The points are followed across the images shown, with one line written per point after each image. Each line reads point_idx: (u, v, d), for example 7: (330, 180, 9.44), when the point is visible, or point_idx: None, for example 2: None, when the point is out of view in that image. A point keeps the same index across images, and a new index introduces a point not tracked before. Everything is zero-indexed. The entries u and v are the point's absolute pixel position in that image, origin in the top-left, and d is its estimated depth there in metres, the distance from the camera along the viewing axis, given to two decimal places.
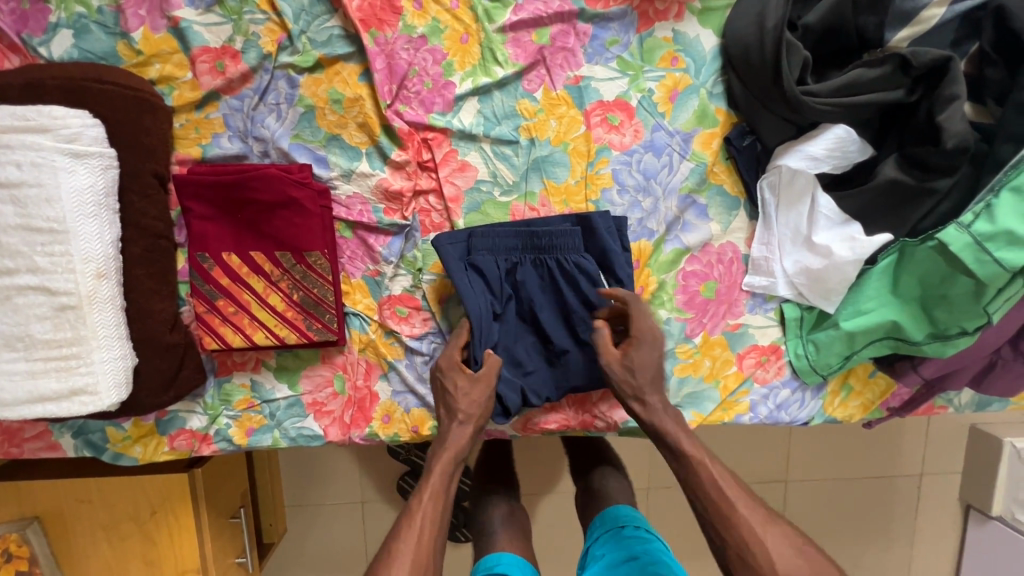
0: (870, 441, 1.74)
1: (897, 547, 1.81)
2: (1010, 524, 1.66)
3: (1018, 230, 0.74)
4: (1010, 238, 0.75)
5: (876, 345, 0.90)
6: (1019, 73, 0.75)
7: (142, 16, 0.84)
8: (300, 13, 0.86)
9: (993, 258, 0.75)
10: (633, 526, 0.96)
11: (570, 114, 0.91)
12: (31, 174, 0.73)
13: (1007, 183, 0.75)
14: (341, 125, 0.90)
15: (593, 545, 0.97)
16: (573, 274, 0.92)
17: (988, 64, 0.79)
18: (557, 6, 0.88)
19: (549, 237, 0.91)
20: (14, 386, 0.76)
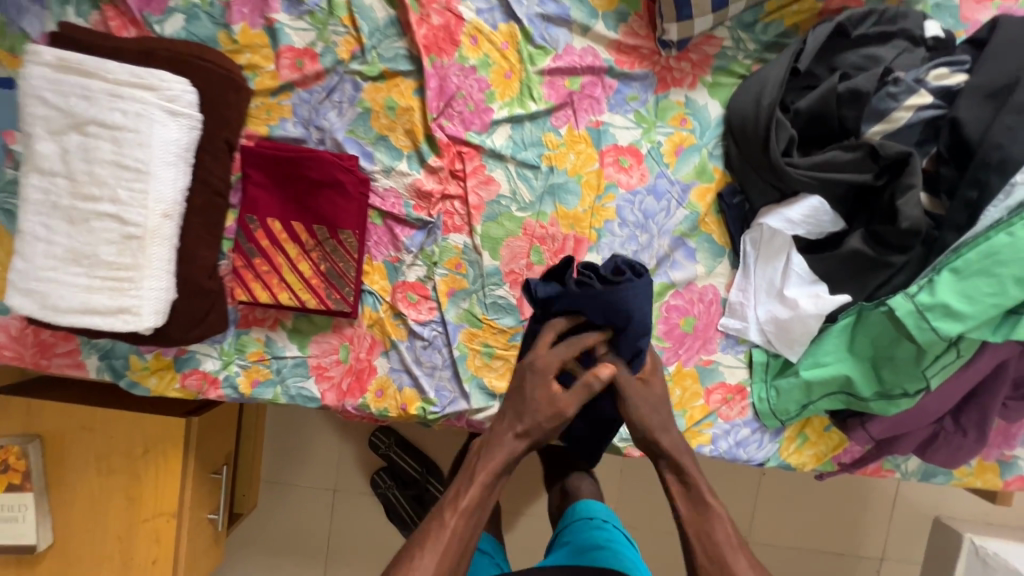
0: (832, 512, 1.77)
1: None
2: None
3: (954, 305, 0.84)
4: (946, 310, 0.85)
5: (832, 398, 1.00)
6: (966, 172, 0.88)
7: (244, 14, 1.01)
8: (375, 31, 1.01)
9: (931, 326, 0.86)
10: (612, 524, 1.02)
11: (588, 151, 1.05)
12: (132, 121, 0.83)
13: (948, 264, 0.86)
14: (390, 128, 1.04)
15: (567, 530, 1.02)
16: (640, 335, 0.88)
17: (942, 163, 0.92)
18: (590, 61, 1.02)
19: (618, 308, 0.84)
20: (72, 296, 0.86)
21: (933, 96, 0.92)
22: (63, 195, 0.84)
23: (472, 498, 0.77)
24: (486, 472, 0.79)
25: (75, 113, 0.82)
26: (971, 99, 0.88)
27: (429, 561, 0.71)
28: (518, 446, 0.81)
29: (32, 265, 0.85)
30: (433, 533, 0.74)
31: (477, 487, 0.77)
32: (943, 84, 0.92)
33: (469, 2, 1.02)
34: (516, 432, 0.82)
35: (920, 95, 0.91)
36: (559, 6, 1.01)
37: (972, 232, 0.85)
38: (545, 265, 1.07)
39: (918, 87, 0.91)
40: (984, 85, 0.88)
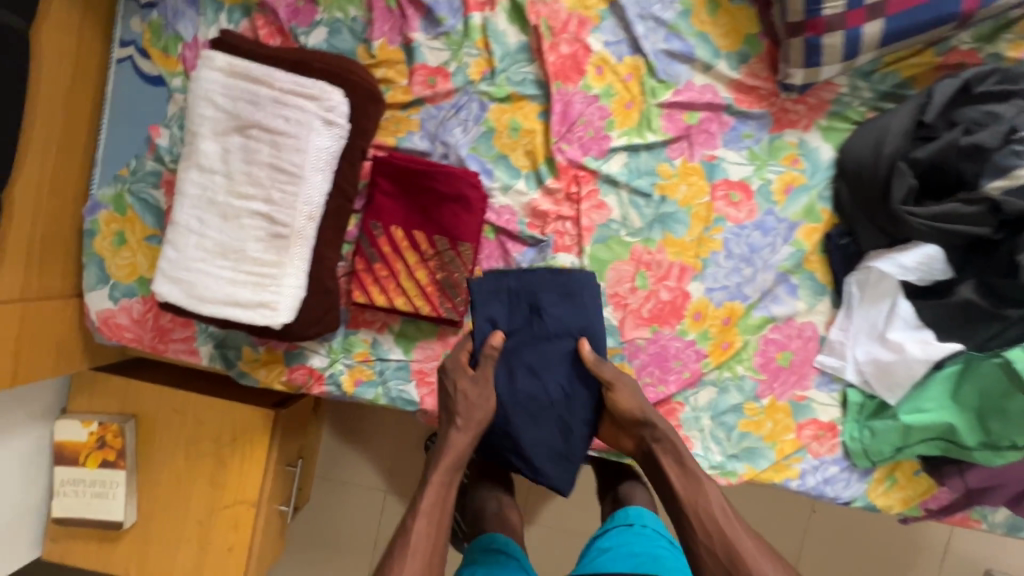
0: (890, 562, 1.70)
1: None
2: None
3: None
4: None
5: (933, 445, 1.01)
6: None
7: (384, 31, 1.06)
8: (506, 56, 1.06)
9: None
10: (653, 527, 1.05)
11: (700, 184, 1.08)
12: (293, 128, 0.88)
13: None
14: (511, 148, 1.08)
15: (605, 534, 1.04)
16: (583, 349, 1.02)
17: None
18: (710, 98, 1.06)
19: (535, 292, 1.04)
20: (217, 287, 0.90)
21: None
22: (221, 192, 0.89)
23: (437, 491, 0.93)
24: (442, 469, 0.94)
25: (242, 116, 0.87)
26: None
27: (413, 553, 0.86)
28: (463, 437, 0.97)
29: (184, 256, 0.90)
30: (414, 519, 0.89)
31: (435, 486, 0.93)
32: None
33: (598, 34, 1.06)
34: (456, 426, 0.97)
35: None
36: (684, 44, 1.05)
37: None
38: (648, 289, 1.10)
39: None
40: None
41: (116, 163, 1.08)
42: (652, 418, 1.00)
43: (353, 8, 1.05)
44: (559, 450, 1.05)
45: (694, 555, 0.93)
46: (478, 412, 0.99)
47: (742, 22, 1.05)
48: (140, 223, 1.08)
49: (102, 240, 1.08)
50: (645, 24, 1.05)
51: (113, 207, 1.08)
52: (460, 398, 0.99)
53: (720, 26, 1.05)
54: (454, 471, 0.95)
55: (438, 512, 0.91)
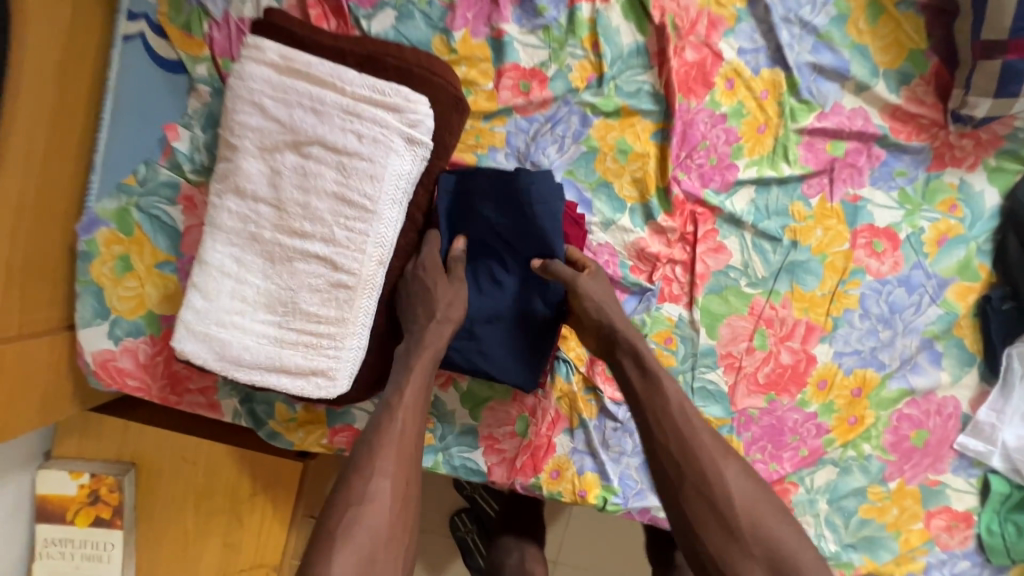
0: None
1: None
2: None
3: None
4: None
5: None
6: None
7: (467, 19, 0.84)
8: (617, 60, 0.85)
9: None
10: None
11: (839, 228, 0.90)
12: (368, 148, 0.67)
13: None
14: (617, 174, 0.88)
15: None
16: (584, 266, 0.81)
17: None
18: (861, 125, 0.87)
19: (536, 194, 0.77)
20: (259, 348, 0.70)
21: None
22: (267, 227, 0.68)
23: (405, 418, 0.67)
24: (413, 388, 0.69)
25: (300, 129, 0.66)
26: None
27: (371, 502, 0.61)
28: (442, 336, 0.74)
29: (215, 306, 0.69)
30: (386, 439, 0.65)
31: (399, 410, 0.67)
32: None
33: (731, 39, 0.86)
34: (433, 320, 0.74)
35: None
36: (836, 58, 0.86)
37: None
38: (767, 351, 0.92)
39: None
40: None
41: (120, 169, 0.86)
42: (660, 377, 0.72)
43: None
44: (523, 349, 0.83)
45: (680, 504, 0.66)
46: (419, 305, 0.76)
47: (909, 34, 0.86)
48: (150, 245, 0.87)
49: (101, 265, 0.86)
50: (790, 31, 0.86)
51: (117, 224, 0.86)
52: (428, 292, 0.76)
53: (881, 38, 0.86)
54: (421, 387, 0.70)
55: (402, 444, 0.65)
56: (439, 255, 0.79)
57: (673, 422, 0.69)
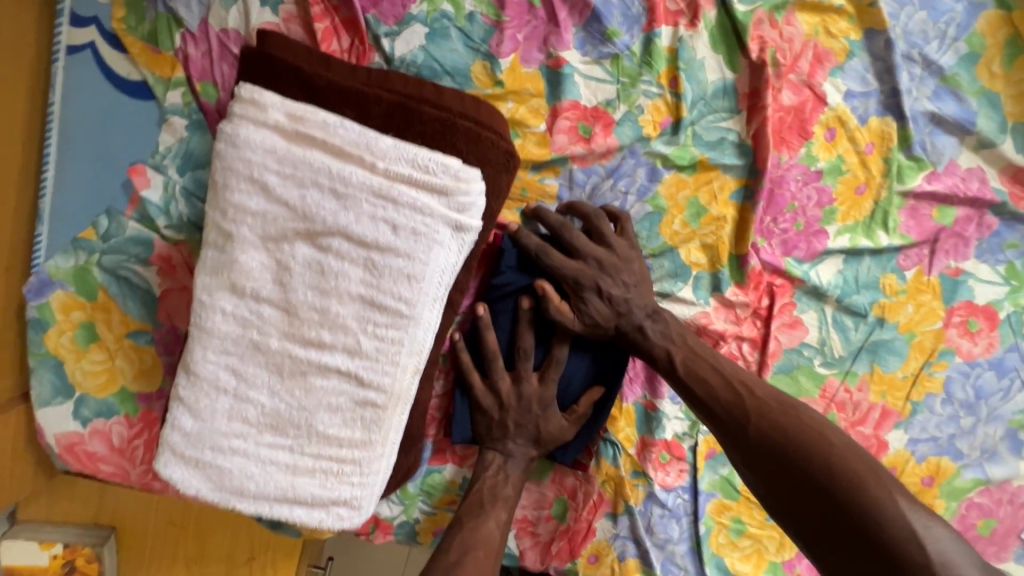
0: None
1: None
2: None
3: None
4: None
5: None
6: None
7: (518, 41, 0.66)
8: (699, 100, 0.69)
9: None
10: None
11: (932, 305, 0.78)
12: (405, 241, 0.51)
13: None
14: (686, 239, 0.74)
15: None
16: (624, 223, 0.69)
17: None
18: (976, 190, 0.74)
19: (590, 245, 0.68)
20: (265, 478, 0.57)
21: None
22: (273, 335, 0.54)
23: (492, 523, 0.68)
24: (498, 502, 0.70)
25: (316, 216, 0.50)
26: None
27: None
28: (522, 455, 0.73)
29: (210, 429, 0.55)
30: (477, 537, 0.66)
31: (497, 513, 0.69)
32: None
33: (839, 79, 0.70)
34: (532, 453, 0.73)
35: None
36: (960, 108, 0.71)
37: None
38: None
39: None
40: None
41: (74, 218, 0.68)
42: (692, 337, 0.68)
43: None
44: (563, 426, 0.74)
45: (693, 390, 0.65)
46: (523, 434, 0.73)
47: None
48: (118, 312, 0.71)
49: (58, 335, 0.70)
50: (910, 71, 0.70)
51: (76, 286, 0.70)
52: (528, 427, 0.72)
53: (1016, 84, 0.71)
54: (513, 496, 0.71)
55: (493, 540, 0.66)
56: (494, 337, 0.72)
57: (766, 402, 0.60)
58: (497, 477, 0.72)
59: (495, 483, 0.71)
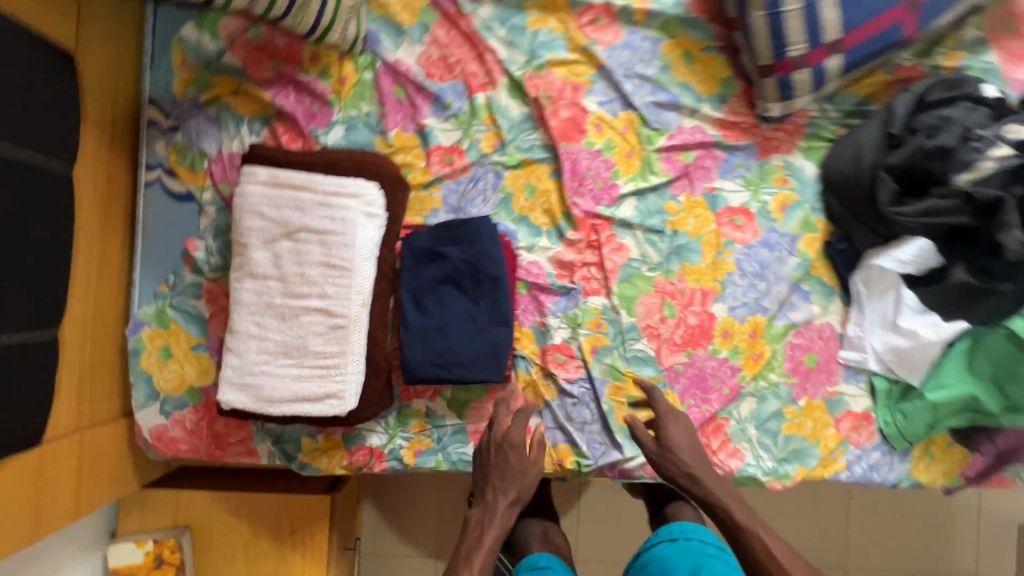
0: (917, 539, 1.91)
1: None
2: None
3: None
4: None
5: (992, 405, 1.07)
6: None
7: (398, 120, 1.14)
8: (512, 127, 1.16)
9: None
10: (699, 539, 1.01)
11: (705, 214, 1.18)
12: (340, 226, 0.94)
13: None
14: (530, 209, 1.16)
15: (651, 549, 1.03)
16: (658, 398, 1.10)
17: None
18: (700, 138, 1.17)
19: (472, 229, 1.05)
20: (283, 386, 0.94)
21: (1010, 147, 1.02)
22: (276, 296, 0.94)
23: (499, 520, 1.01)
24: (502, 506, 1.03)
25: (291, 222, 0.94)
26: None
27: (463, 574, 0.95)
28: (530, 464, 1.06)
29: (248, 360, 0.94)
30: (491, 527, 1.01)
31: (483, 545, 0.98)
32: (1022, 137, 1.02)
33: (592, 96, 1.17)
34: (510, 501, 1.03)
35: (999, 148, 1.03)
36: (669, 94, 1.18)
37: None
38: (676, 317, 1.18)
39: (997, 142, 1.03)
40: None
41: (154, 281, 1.11)
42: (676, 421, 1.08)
43: (366, 104, 1.14)
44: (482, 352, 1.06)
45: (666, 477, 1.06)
46: (509, 451, 1.05)
47: (716, 68, 1.18)
48: (184, 334, 1.11)
49: (148, 357, 1.10)
50: (631, 82, 1.17)
51: (157, 322, 1.10)
52: (512, 479, 1.04)
53: (697, 74, 1.18)
54: (487, 554, 0.97)
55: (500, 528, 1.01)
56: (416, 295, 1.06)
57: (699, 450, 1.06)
58: (474, 540, 0.99)
59: (504, 475, 1.04)
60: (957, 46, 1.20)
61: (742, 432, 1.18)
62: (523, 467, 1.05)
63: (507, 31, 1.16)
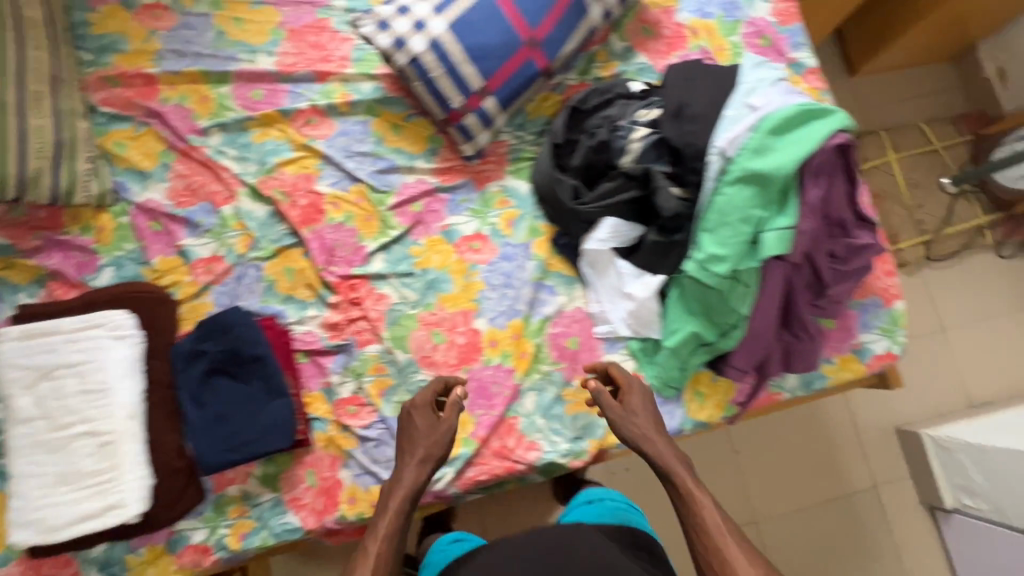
0: (811, 468, 2.03)
1: (882, 558, 1.97)
2: (966, 513, 1.87)
3: (716, 251, 1.10)
4: (716, 258, 1.10)
5: (711, 336, 1.22)
6: (685, 165, 1.17)
7: (159, 249, 1.31)
8: (260, 225, 1.33)
9: (712, 270, 1.11)
10: (611, 500, 1.29)
11: (446, 248, 1.35)
12: (92, 358, 1.15)
13: (704, 226, 1.13)
14: (293, 288, 1.32)
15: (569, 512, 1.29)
16: (614, 372, 1.23)
17: (674, 164, 1.21)
18: (423, 188, 1.37)
19: (222, 321, 1.19)
20: (67, 510, 1.09)
21: (645, 126, 1.25)
22: (45, 433, 1.11)
23: (386, 520, 1.04)
24: (397, 498, 1.07)
25: (46, 368, 1.13)
26: (667, 121, 1.19)
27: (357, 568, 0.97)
28: (437, 449, 1.12)
29: (29, 498, 1.09)
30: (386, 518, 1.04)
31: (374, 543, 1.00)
32: (650, 116, 1.25)
33: (323, 181, 1.37)
34: (418, 459, 1.11)
35: (637, 130, 1.25)
36: (387, 161, 1.38)
37: (704, 195, 1.13)
38: (446, 341, 1.32)
39: (636, 126, 1.25)
40: (669, 110, 1.20)
41: None
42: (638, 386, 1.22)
43: (128, 243, 1.31)
44: (266, 424, 1.19)
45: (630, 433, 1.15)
46: (420, 441, 1.13)
47: (420, 129, 1.40)
48: None
49: None
50: (353, 160, 1.38)
51: None
52: (422, 436, 1.14)
53: (407, 139, 1.40)
54: (388, 536, 1.01)
55: (399, 510, 1.05)
56: (188, 393, 1.18)
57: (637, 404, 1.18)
58: (378, 519, 1.04)
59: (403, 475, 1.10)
60: (609, 58, 1.45)
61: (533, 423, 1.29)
62: (434, 422, 1.15)
63: (237, 150, 1.36)
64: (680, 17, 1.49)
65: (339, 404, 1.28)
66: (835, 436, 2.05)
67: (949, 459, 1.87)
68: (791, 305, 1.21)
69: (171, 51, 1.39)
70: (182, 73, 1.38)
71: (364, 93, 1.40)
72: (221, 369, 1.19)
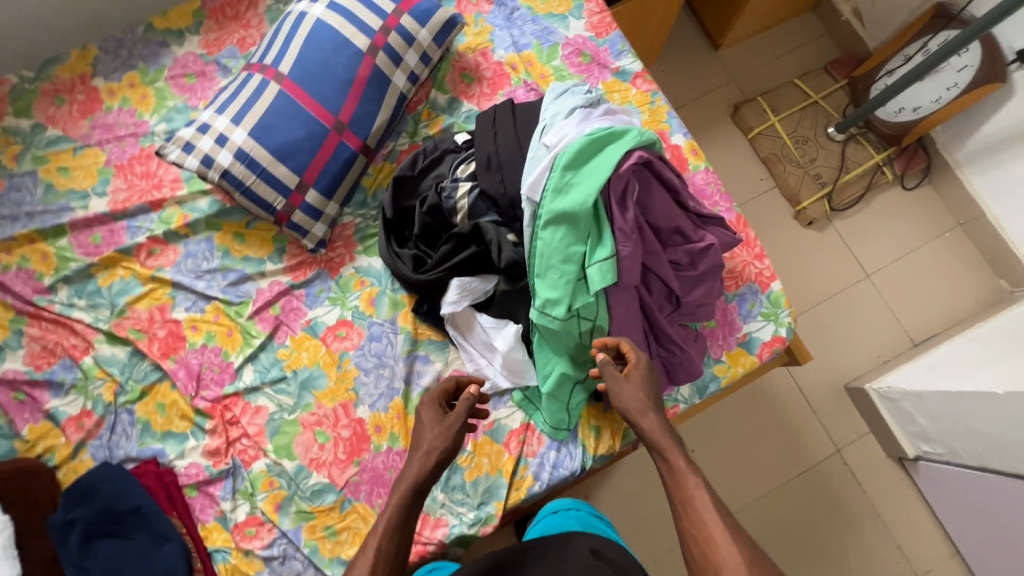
0: (772, 448, 1.98)
1: (866, 524, 1.91)
2: (931, 459, 1.82)
3: (549, 295, 1.12)
4: (551, 302, 1.12)
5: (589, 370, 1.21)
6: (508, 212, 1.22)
7: (26, 417, 1.29)
8: (124, 368, 1.32)
9: (551, 314, 1.12)
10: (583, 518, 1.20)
11: (313, 343, 1.33)
12: None
13: (536, 273, 1.15)
14: (169, 422, 1.30)
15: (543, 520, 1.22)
16: (626, 347, 1.11)
17: (503, 213, 1.25)
18: (277, 289, 1.36)
19: (92, 482, 1.19)
20: None
21: (467, 181, 1.27)
22: None
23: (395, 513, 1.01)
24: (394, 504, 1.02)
25: None
26: (481, 172, 1.24)
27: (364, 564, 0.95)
28: (437, 440, 1.08)
29: None
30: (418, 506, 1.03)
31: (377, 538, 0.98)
32: (470, 172, 1.28)
33: (178, 307, 1.36)
34: (425, 451, 1.07)
35: (461, 186, 1.26)
36: (237, 272, 1.37)
37: (528, 243, 1.15)
38: (331, 438, 1.28)
39: (459, 183, 1.27)
40: (481, 161, 1.24)
41: None
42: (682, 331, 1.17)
43: None
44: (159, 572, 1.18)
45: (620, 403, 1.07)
46: (439, 435, 1.08)
47: (264, 232, 1.40)
48: None
49: None
50: (204, 279, 1.37)
51: None
52: (427, 427, 1.10)
53: (254, 244, 1.39)
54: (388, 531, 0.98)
55: (398, 511, 1.01)
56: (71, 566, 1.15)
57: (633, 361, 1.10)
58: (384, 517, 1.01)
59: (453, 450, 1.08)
60: (434, 115, 1.45)
61: (434, 499, 1.26)
62: (441, 416, 1.11)
63: (86, 299, 1.35)
64: (497, 55, 1.48)
65: (235, 529, 1.24)
66: (788, 409, 2.01)
67: (898, 409, 1.85)
68: (652, 323, 1.19)
69: (3, 216, 1.39)
70: (17, 236, 1.37)
71: (200, 210, 1.40)
72: (100, 531, 1.19)
